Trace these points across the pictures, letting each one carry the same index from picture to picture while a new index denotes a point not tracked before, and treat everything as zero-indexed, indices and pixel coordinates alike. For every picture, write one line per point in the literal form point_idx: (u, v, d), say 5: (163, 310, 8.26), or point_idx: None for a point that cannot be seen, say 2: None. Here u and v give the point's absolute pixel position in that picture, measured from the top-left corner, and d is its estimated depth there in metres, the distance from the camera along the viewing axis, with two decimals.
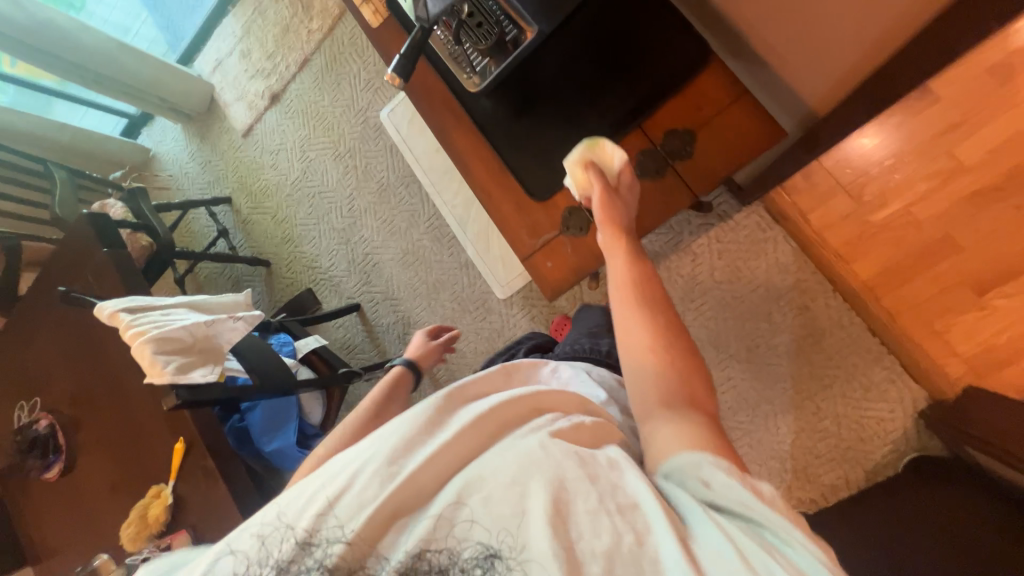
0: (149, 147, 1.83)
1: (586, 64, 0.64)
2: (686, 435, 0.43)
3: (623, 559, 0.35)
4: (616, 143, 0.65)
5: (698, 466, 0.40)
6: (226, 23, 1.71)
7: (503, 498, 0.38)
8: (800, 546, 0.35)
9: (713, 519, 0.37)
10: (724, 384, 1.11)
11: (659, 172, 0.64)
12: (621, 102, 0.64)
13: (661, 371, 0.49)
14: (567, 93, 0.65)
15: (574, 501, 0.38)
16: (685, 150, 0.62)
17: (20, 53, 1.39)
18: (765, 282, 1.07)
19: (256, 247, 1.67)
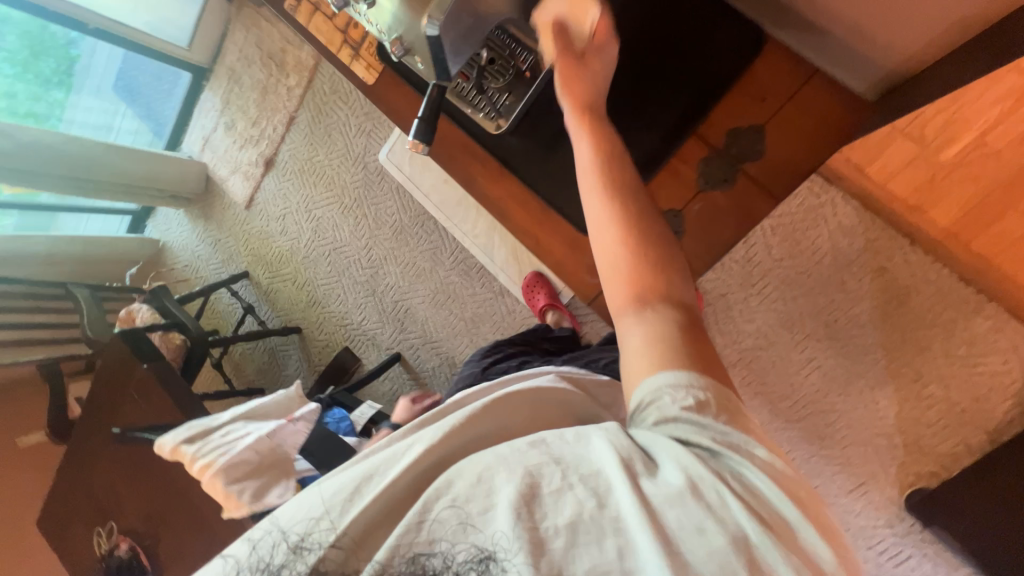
0: (157, 238, 1.82)
1: (616, 78, 0.59)
2: (654, 365, 0.42)
3: (588, 527, 0.37)
4: (671, 155, 0.60)
5: (663, 396, 0.40)
6: (205, 99, 1.68)
7: (473, 491, 0.40)
8: (756, 471, 0.38)
9: (681, 453, 0.39)
10: (807, 367, 1.03)
11: (731, 178, 0.58)
12: (666, 111, 0.58)
13: (634, 280, 0.44)
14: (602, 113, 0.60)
15: (541, 483, 0.39)
16: (757, 150, 0.57)
17: (15, 179, 1.37)
18: (831, 251, 0.99)
19: (284, 316, 1.65)
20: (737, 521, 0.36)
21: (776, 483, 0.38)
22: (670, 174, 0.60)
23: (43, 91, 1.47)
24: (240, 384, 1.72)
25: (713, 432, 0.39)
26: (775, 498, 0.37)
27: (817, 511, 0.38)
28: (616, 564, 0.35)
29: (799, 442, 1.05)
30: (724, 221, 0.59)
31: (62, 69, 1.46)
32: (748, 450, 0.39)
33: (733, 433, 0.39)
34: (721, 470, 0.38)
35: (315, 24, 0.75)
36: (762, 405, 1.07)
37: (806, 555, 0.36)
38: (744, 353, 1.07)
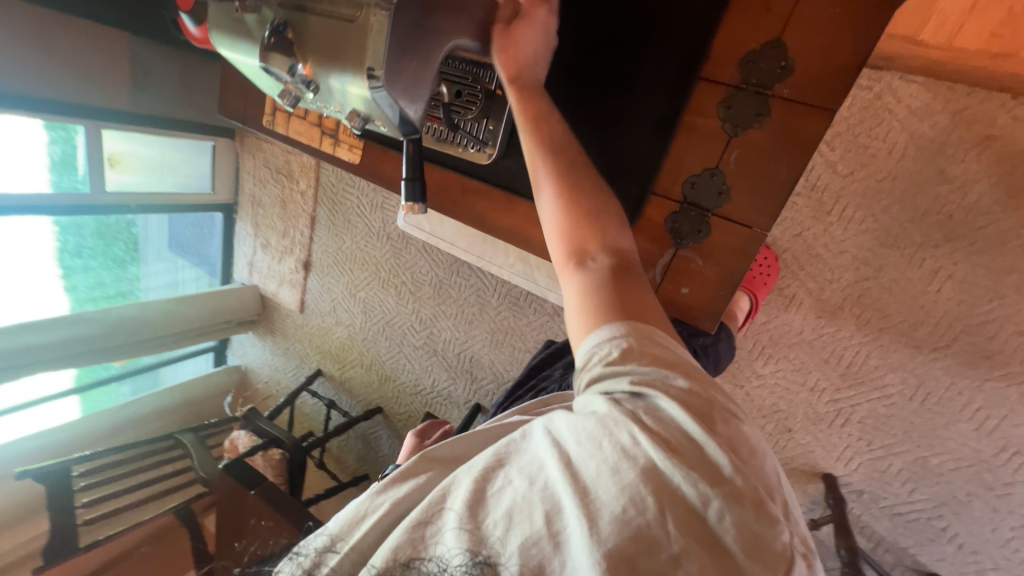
0: (240, 363, 1.97)
1: (596, 62, 0.63)
2: (585, 319, 0.42)
3: (521, 507, 0.36)
4: (684, 113, 0.62)
5: (591, 355, 0.40)
6: (239, 229, 1.82)
7: (432, 510, 0.39)
8: (669, 402, 0.36)
9: (602, 407, 0.37)
10: (935, 280, 0.87)
11: (762, 111, 0.58)
12: (656, 75, 0.61)
13: (570, 233, 0.46)
14: (594, 99, 0.65)
15: (481, 479, 0.38)
16: (783, 68, 0.56)
17: (113, 356, 1.53)
18: (912, 142, 0.84)
19: (364, 400, 1.69)
20: (649, 457, 0.34)
21: (689, 410, 0.36)
22: (694, 131, 0.62)
23: (121, 270, 1.65)
24: (347, 477, 1.78)
25: (629, 373, 0.38)
26: (684, 423, 0.35)
27: (732, 428, 0.36)
28: (544, 531, 0.34)
29: (960, 369, 0.88)
30: (772, 155, 0.58)
31: (130, 246, 1.63)
32: (665, 383, 0.37)
33: (653, 368, 0.38)
34: (637, 410, 0.36)
35: (293, 128, 0.77)
36: (895, 339, 0.91)
37: (718, 472, 0.33)
38: (850, 289, 0.93)
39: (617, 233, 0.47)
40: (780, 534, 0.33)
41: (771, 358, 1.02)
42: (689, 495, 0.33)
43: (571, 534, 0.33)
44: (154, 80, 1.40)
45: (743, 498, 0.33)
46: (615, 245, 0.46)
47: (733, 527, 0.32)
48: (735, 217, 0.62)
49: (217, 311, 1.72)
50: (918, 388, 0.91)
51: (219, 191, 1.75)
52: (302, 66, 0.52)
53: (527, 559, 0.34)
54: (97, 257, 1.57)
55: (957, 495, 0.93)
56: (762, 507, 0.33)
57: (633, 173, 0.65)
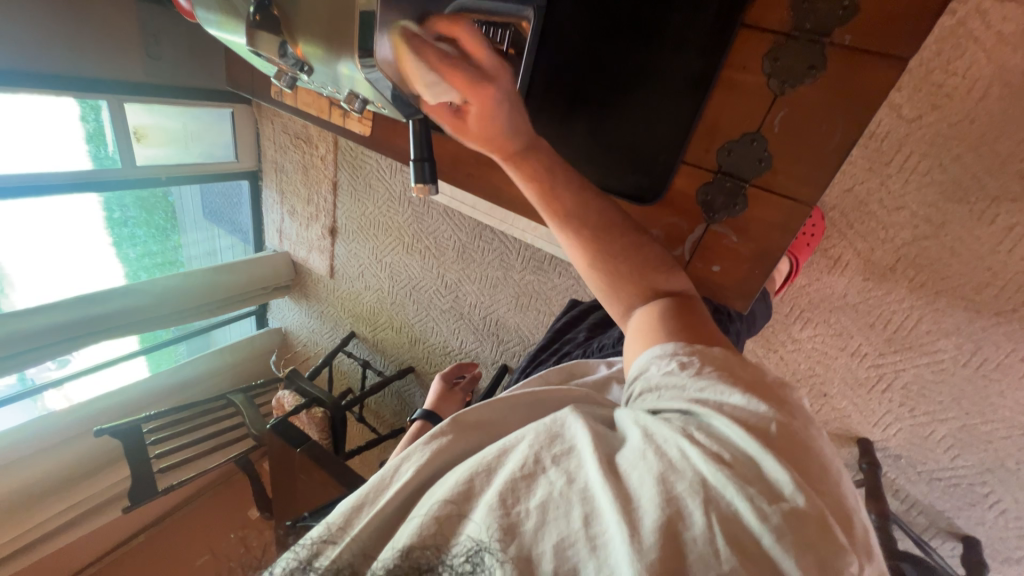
0: (280, 326, 2.07)
1: (624, 5, 0.57)
2: (642, 343, 0.45)
3: (557, 503, 0.34)
4: (721, 66, 0.55)
5: (650, 365, 0.42)
6: (265, 196, 1.84)
7: (458, 494, 0.38)
8: (722, 418, 0.35)
9: (651, 420, 0.37)
10: (1007, 238, 0.77)
11: (816, 63, 0.50)
12: (688, 21, 0.54)
13: (615, 285, 0.51)
14: (617, 50, 0.59)
15: (513, 463, 0.37)
16: (844, 9, 0.48)
17: (164, 322, 1.64)
18: (999, 77, 0.72)
19: (397, 360, 1.77)
20: (698, 470, 0.32)
21: (744, 426, 0.34)
22: (733, 88, 0.55)
23: (165, 240, 1.73)
24: (385, 429, 1.91)
25: (683, 394, 0.38)
26: (740, 438, 0.33)
27: (796, 447, 0.34)
28: (581, 534, 0.32)
29: None
30: (825, 118, 0.51)
31: (170, 215, 1.69)
32: (718, 401, 0.36)
33: (708, 386, 0.37)
34: (688, 424, 0.35)
35: (301, 100, 0.74)
36: (952, 303, 0.84)
37: (777, 491, 0.31)
38: (904, 249, 0.85)
39: (669, 275, 0.52)
40: (851, 566, 0.29)
41: (810, 322, 0.97)
42: (743, 512, 0.30)
43: (611, 540, 0.31)
44: (166, 49, 1.37)
45: (807, 520, 0.30)
46: (667, 289, 0.51)
47: (797, 556, 0.29)
48: (780, 189, 0.56)
49: (253, 278, 1.79)
50: (973, 354, 0.85)
51: (243, 159, 1.76)
52: (291, 47, 0.52)
53: (560, 560, 0.32)
54: (142, 226, 1.63)
55: (1005, 462, 0.88)
56: (830, 531, 0.29)
57: (657, 137, 0.60)
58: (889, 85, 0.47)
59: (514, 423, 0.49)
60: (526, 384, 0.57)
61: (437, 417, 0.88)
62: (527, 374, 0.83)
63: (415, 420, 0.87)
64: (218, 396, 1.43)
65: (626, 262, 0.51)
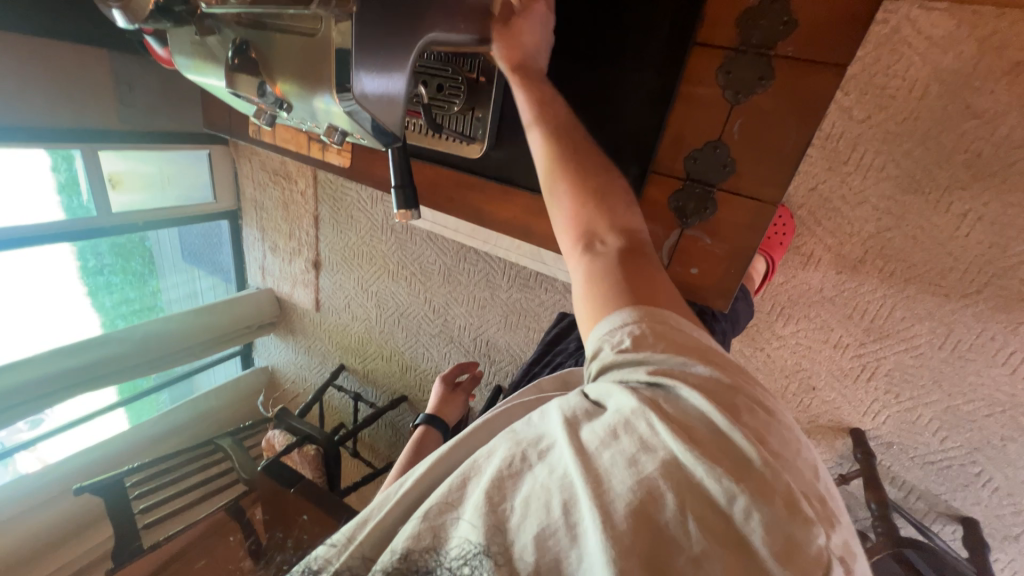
0: (267, 364, 2.03)
1: (582, 31, 0.61)
2: (591, 313, 0.43)
3: (539, 495, 0.34)
4: (679, 82, 0.58)
5: (602, 343, 0.40)
6: (247, 233, 1.83)
7: (450, 494, 0.38)
8: (689, 390, 0.35)
9: (618, 392, 0.36)
10: (963, 224, 0.82)
11: (765, 74, 0.54)
12: (643, 42, 0.58)
13: (575, 222, 0.48)
14: (579, 72, 0.63)
15: (498, 460, 0.37)
16: (785, 23, 0.51)
17: (143, 370, 1.59)
18: (933, 78, 0.78)
19: (389, 390, 1.74)
20: (668, 448, 0.33)
21: (711, 399, 0.34)
22: (691, 101, 0.58)
23: (143, 285, 1.69)
24: (381, 462, 1.86)
25: (646, 362, 0.37)
26: (709, 412, 0.33)
27: (762, 420, 0.34)
28: (561, 523, 0.33)
29: (994, 315, 0.84)
30: (779, 123, 0.55)
31: (147, 259, 1.66)
32: (683, 371, 0.36)
33: (670, 357, 0.37)
34: (656, 397, 0.35)
35: (280, 136, 0.75)
36: (921, 289, 0.88)
37: (746, 466, 0.31)
38: (870, 241, 0.89)
39: (626, 215, 0.49)
40: (818, 538, 0.29)
41: (791, 318, 1.00)
42: (712, 490, 0.31)
43: (586, 529, 0.32)
44: (140, 95, 1.38)
45: (774, 496, 0.30)
46: (624, 227, 0.48)
47: (764, 531, 0.29)
48: (744, 191, 0.59)
49: (235, 318, 1.76)
50: (947, 337, 0.88)
51: (222, 199, 1.75)
52: (269, 86, 0.53)
53: (543, 550, 0.33)
54: (118, 273, 1.60)
55: (991, 440, 0.90)
56: (797, 507, 0.30)
57: (625, 149, 0.64)
58: (833, 90, 0.51)
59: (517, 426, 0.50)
60: (523, 394, 0.57)
61: (439, 423, 0.87)
62: (517, 387, 0.83)
63: (417, 424, 0.86)
64: (206, 442, 1.38)
65: (588, 197, 0.49)
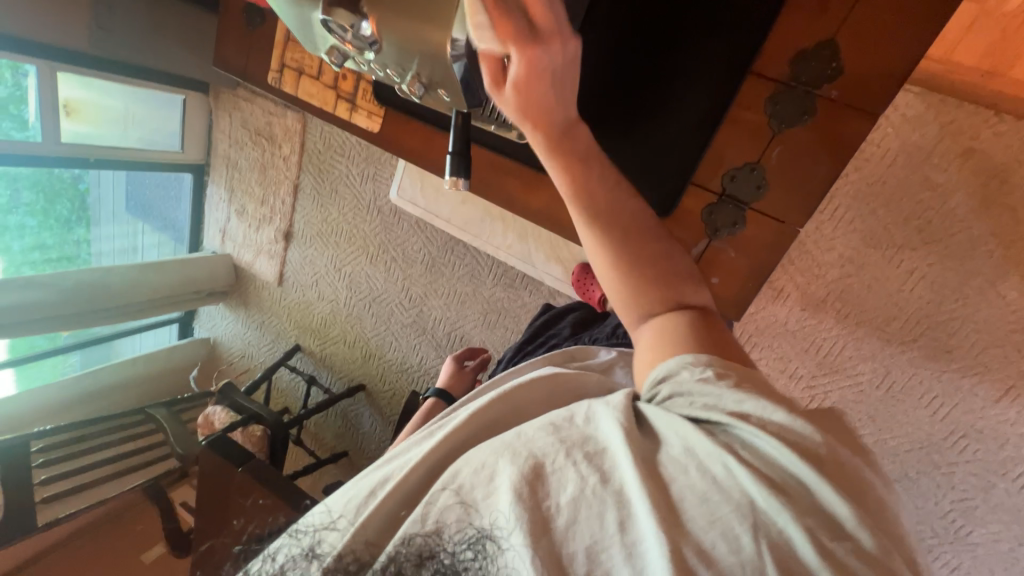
0: (208, 336, 1.87)
1: (643, 37, 0.60)
2: (655, 355, 0.44)
3: (590, 502, 0.36)
4: (730, 105, 0.61)
5: (677, 368, 0.41)
6: (211, 193, 1.70)
7: (476, 477, 0.40)
8: (765, 438, 0.35)
9: (687, 428, 0.37)
10: (910, 280, 0.94)
11: (809, 110, 0.58)
12: (709, 58, 0.59)
13: (635, 296, 0.46)
14: (634, 75, 0.61)
15: (541, 458, 0.38)
16: (832, 69, 0.56)
17: (59, 326, 1.40)
18: (904, 150, 0.89)
19: (347, 377, 1.66)
20: (744, 489, 0.33)
21: (789, 446, 0.34)
22: (737, 124, 0.61)
23: (66, 232, 1.51)
24: (325, 453, 1.76)
25: (722, 405, 0.38)
26: (786, 460, 0.34)
27: (843, 470, 0.34)
28: (616, 540, 0.34)
29: (924, 361, 0.96)
30: (813, 156, 0.59)
31: (77, 205, 1.49)
32: (760, 417, 0.36)
33: (751, 400, 0.37)
34: (731, 442, 0.36)
35: (303, 89, 0.71)
36: (870, 333, 0.99)
37: (830, 517, 0.33)
38: (834, 285, 1.00)
39: (692, 291, 0.47)
40: None
41: (756, 346, 1.09)
42: (794, 537, 0.32)
43: (648, 546, 0.33)
44: (118, 21, 1.20)
45: (858, 552, 0.31)
46: (691, 302, 0.46)
47: None
48: (772, 213, 0.62)
49: (184, 280, 1.61)
50: (885, 377, 1.00)
51: (189, 150, 1.62)
52: (368, 22, 0.45)
53: (592, 559, 0.34)
54: (34, 215, 1.42)
55: (909, 473, 1.02)
56: (879, 562, 0.31)
57: (675, 165, 0.64)
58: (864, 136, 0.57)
59: (537, 400, 0.49)
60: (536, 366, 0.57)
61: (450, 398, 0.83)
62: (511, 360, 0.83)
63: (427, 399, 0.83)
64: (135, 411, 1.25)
65: (650, 279, 0.46)
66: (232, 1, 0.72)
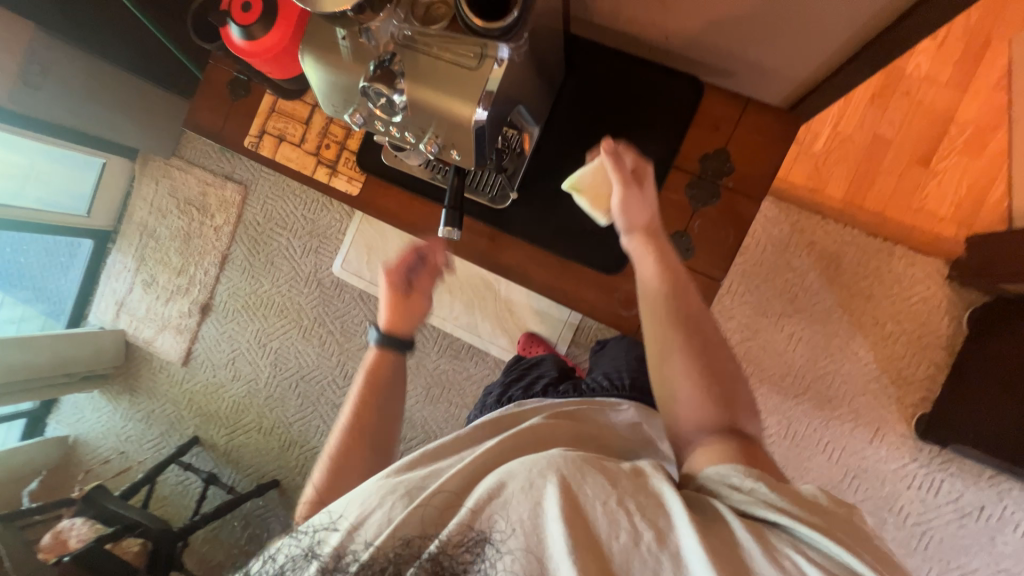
0: (67, 433, 1.51)
1: (596, 128, 0.76)
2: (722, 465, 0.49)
3: (644, 556, 0.39)
4: (661, 186, 0.78)
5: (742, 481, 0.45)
6: (113, 262, 1.52)
7: (524, 495, 0.43)
8: (825, 538, 0.40)
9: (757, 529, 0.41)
10: (791, 342, 1.16)
11: (715, 193, 0.76)
12: (645, 147, 0.76)
13: (698, 391, 0.57)
14: (590, 152, 0.76)
15: (595, 496, 0.42)
16: (727, 166, 0.76)
17: None
18: (769, 241, 1.17)
19: (256, 473, 1.42)
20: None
21: (845, 543, 0.40)
22: (667, 202, 0.78)
23: None
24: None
25: (784, 513, 0.42)
26: (843, 555, 0.39)
27: (874, 552, 0.41)
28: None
29: (814, 410, 1.15)
30: (723, 227, 0.77)
31: None
32: (815, 521, 0.41)
33: (811, 513, 0.42)
34: (795, 541, 0.40)
35: (282, 153, 0.75)
36: (771, 387, 1.16)
37: None
38: (738, 347, 1.18)
39: (744, 418, 0.56)
40: None
41: None
42: None
43: None
44: (50, 81, 1.14)
45: None
46: (743, 426, 0.55)
47: None
48: (700, 269, 0.77)
49: (62, 359, 1.36)
50: (788, 427, 1.15)
51: (97, 216, 1.46)
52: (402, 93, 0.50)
53: None
54: None
55: None
56: None
57: (623, 227, 0.76)
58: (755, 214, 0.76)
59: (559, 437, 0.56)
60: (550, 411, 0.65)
61: None
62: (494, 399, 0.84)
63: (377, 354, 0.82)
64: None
65: (712, 392, 0.57)
66: (216, 74, 0.77)
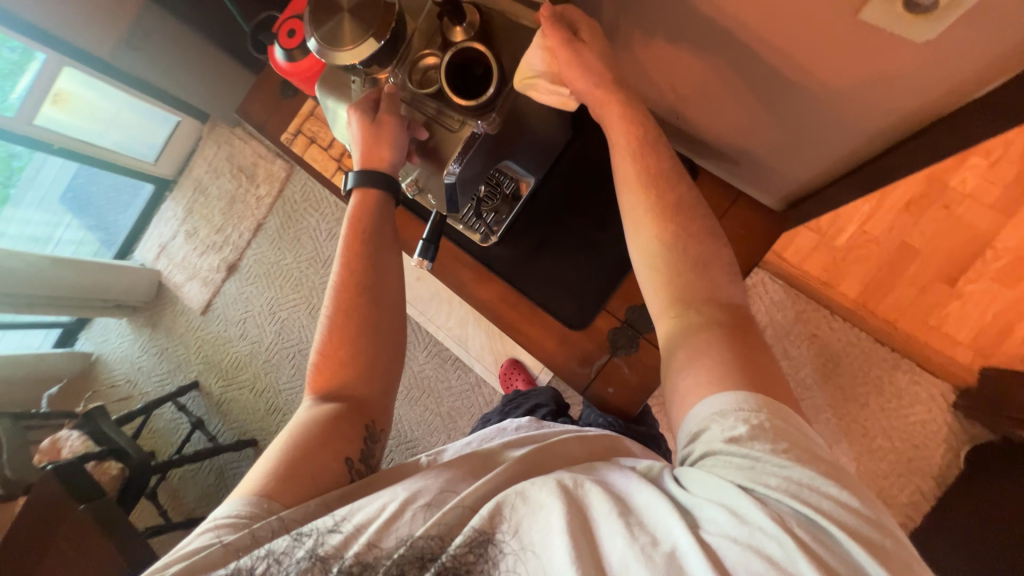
0: (91, 350, 1.67)
1: (595, 189, 0.77)
2: (698, 386, 0.43)
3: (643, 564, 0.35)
4: None
5: (729, 425, 0.39)
6: (165, 208, 1.67)
7: (535, 519, 0.39)
8: (835, 525, 0.34)
9: (740, 495, 0.36)
10: None
11: None
12: None
13: (669, 278, 0.48)
14: (582, 208, 0.77)
15: (605, 513, 0.38)
16: None
17: None
18: (770, 324, 1.14)
19: (239, 429, 1.52)
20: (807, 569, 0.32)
21: (858, 538, 0.33)
22: None
23: None
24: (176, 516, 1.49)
25: (779, 475, 0.36)
26: (852, 547, 0.33)
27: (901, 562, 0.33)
28: None
29: None
30: None
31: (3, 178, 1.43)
32: (820, 496, 0.35)
33: (816, 485, 0.35)
34: (788, 516, 0.34)
35: (309, 153, 0.83)
36: None
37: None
38: None
39: (729, 287, 0.49)
40: None
41: None
42: None
43: None
44: (149, 44, 1.30)
45: None
46: (724, 300, 0.48)
47: None
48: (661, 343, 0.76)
49: (100, 286, 1.50)
50: None
51: (162, 165, 1.62)
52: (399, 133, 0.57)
53: None
54: None
55: None
56: None
57: (597, 289, 0.78)
58: None
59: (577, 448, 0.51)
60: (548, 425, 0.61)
61: None
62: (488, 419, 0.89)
63: None
64: None
65: (686, 271, 0.48)
66: (269, 72, 0.86)
